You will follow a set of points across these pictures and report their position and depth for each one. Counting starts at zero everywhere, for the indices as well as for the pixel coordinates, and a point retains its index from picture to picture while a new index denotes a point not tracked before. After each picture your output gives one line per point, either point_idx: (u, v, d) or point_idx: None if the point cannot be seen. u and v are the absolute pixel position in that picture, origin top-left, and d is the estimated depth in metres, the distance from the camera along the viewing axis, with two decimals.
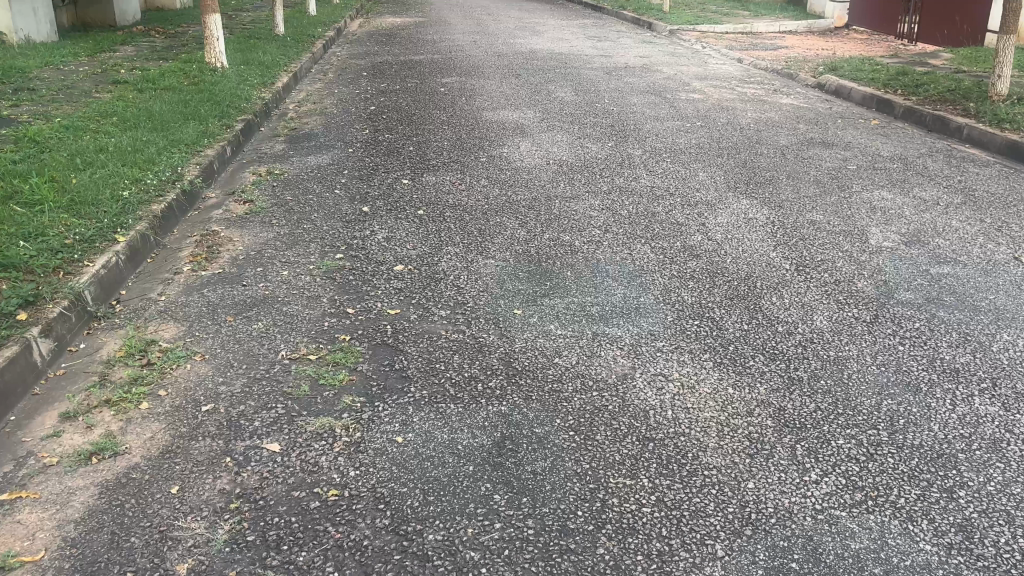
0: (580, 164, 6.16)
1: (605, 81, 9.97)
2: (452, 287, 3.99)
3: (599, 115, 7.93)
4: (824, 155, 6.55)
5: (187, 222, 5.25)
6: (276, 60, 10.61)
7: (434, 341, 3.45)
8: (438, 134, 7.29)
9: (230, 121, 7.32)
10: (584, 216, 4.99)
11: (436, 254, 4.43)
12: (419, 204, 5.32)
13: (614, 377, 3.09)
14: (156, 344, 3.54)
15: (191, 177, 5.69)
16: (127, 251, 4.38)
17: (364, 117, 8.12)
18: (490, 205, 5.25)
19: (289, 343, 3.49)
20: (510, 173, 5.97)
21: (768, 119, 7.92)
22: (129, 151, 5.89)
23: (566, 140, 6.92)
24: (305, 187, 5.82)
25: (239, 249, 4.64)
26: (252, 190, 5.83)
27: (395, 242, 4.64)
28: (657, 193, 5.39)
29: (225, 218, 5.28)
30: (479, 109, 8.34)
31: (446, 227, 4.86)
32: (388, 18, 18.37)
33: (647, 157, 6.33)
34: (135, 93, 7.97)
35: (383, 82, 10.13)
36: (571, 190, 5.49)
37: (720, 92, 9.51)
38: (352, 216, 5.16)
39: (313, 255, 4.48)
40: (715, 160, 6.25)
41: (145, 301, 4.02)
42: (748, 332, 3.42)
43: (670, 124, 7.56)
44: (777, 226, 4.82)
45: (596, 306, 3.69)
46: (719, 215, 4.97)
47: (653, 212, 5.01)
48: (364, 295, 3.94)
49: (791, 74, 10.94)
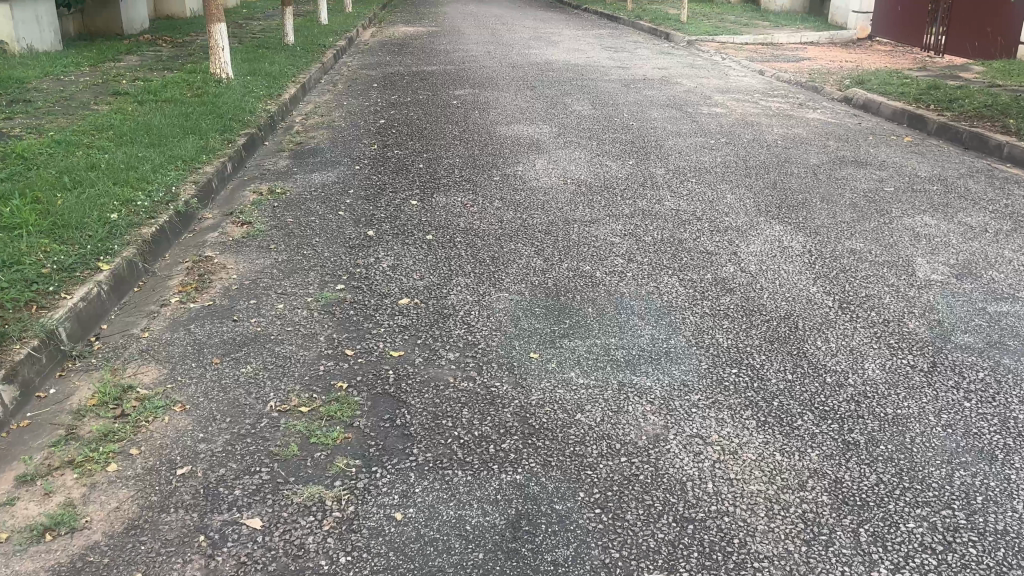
0: (600, 184, 5.80)
1: (623, 95, 9.61)
2: (462, 324, 3.63)
3: (618, 130, 7.57)
4: (858, 174, 6.17)
5: (181, 246, 4.93)
6: (284, 70, 10.32)
7: (440, 390, 3.09)
8: (449, 151, 6.95)
9: (232, 136, 7.01)
10: (605, 243, 4.62)
11: (445, 285, 4.08)
12: (427, 228, 4.97)
13: (645, 439, 2.71)
14: (134, 390, 3.20)
15: (187, 197, 5.37)
16: (111, 281, 4.06)
17: (373, 130, 7.80)
18: (504, 229, 4.89)
19: (280, 391, 3.14)
20: (525, 194, 5.61)
21: (796, 136, 7.55)
22: (122, 168, 5.58)
23: (584, 158, 6.57)
24: (308, 208, 5.48)
25: (233, 278, 4.31)
26: (251, 211, 5.50)
27: (401, 272, 4.29)
28: (683, 217, 5.02)
29: (221, 242, 4.96)
30: (493, 123, 7.99)
31: (457, 255, 4.51)
32: (401, 28, 18.10)
33: (671, 177, 5.98)
34: (135, 105, 7.67)
35: (394, 94, 9.80)
36: (590, 213, 5.13)
37: (743, 106, 9.14)
38: (355, 241, 4.81)
39: (312, 287, 4.14)
40: (743, 181, 5.88)
41: (126, 338, 3.68)
42: (793, 383, 3.05)
43: (693, 141, 7.19)
44: (815, 255, 4.44)
45: (621, 350, 3.32)
46: (751, 242, 4.60)
47: (679, 239, 4.65)
48: (365, 334, 3.59)
49: (815, 87, 10.57)
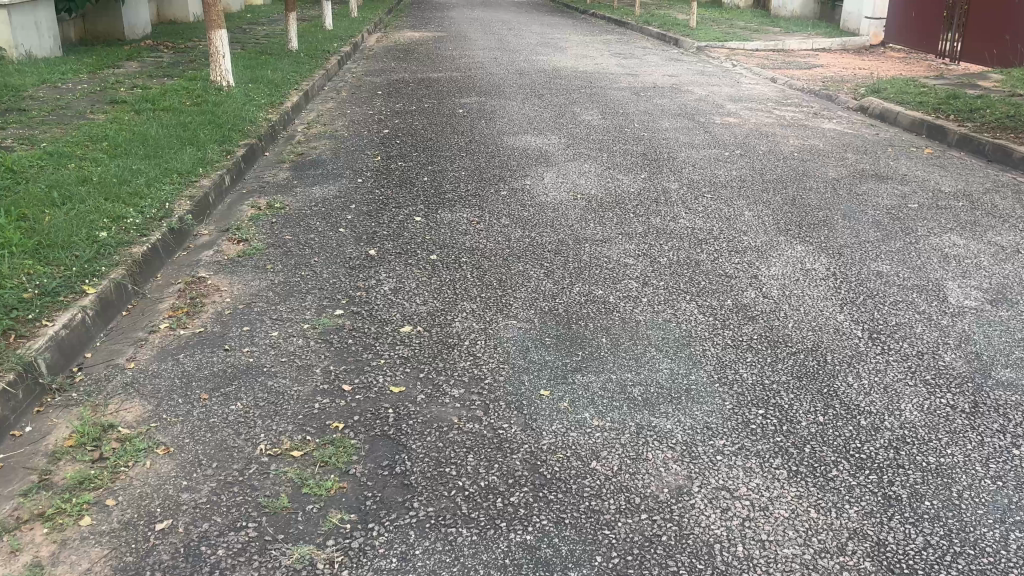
0: (611, 200, 5.58)
1: (634, 103, 9.40)
2: (467, 356, 3.40)
3: (629, 141, 7.35)
4: (879, 189, 5.94)
5: (173, 265, 4.72)
6: (287, 77, 10.12)
7: (444, 432, 2.86)
8: (455, 163, 6.73)
9: (231, 147, 6.80)
10: (618, 264, 4.40)
11: (450, 311, 3.85)
12: (431, 247, 4.75)
13: (666, 493, 2.48)
14: (115, 429, 2.98)
15: (182, 213, 5.16)
16: (96, 306, 3.84)
17: (376, 141, 7.58)
18: (512, 249, 4.66)
19: (271, 432, 2.92)
20: (533, 210, 5.39)
21: (813, 148, 7.32)
22: (115, 183, 5.37)
23: (595, 171, 6.34)
24: (307, 224, 5.26)
25: (226, 302, 4.09)
26: (248, 227, 5.29)
27: (403, 296, 4.07)
28: (699, 236, 4.80)
29: (215, 262, 4.74)
30: (500, 133, 7.78)
31: (462, 277, 4.28)
32: (407, 33, 17.92)
33: (685, 192, 5.75)
34: (132, 114, 7.47)
35: (398, 102, 9.60)
36: (602, 231, 4.91)
37: (756, 115, 8.92)
38: (355, 261, 4.59)
39: (309, 312, 3.92)
40: (760, 196, 5.66)
41: (111, 369, 3.47)
42: (825, 427, 2.81)
43: (707, 153, 6.97)
44: (840, 279, 4.21)
45: (638, 387, 3.08)
46: (772, 264, 4.37)
47: (696, 260, 4.42)
48: (365, 367, 3.36)
49: (830, 95, 10.35)
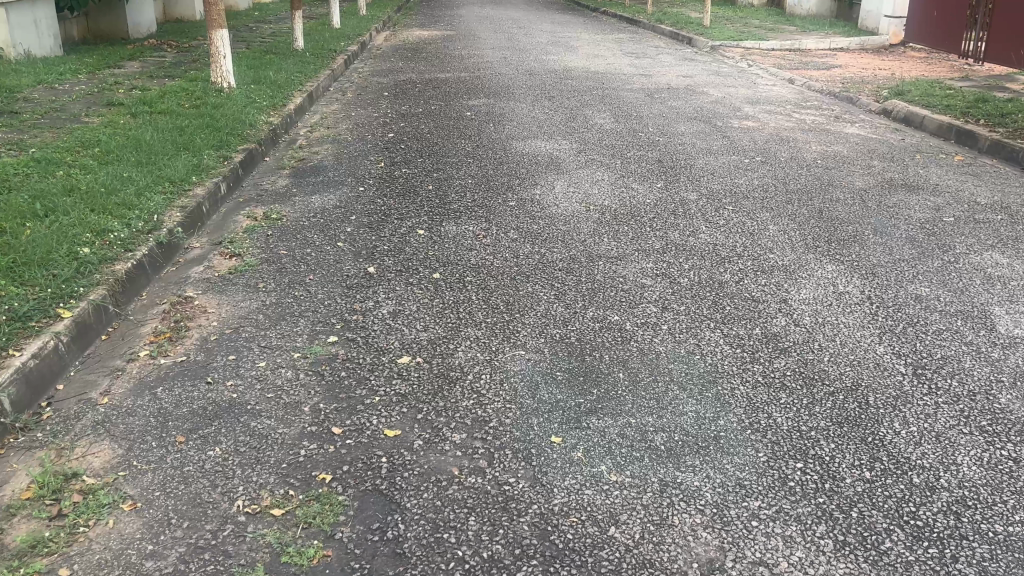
0: (626, 212, 5.26)
1: (648, 106, 9.07)
2: (471, 393, 3.09)
3: (645, 147, 7.03)
4: (910, 201, 5.60)
5: (160, 282, 4.43)
6: (291, 78, 9.83)
7: (443, 486, 2.55)
8: (461, 170, 6.42)
9: (229, 152, 6.51)
10: (635, 285, 4.08)
11: (453, 339, 3.55)
12: (435, 264, 4.45)
13: (696, 570, 2.19)
14: (79, 478, 2.67)
15: (172, 225, 4.87)
16: (72, 331, 3.55)
17: (380, 146, 7.28)
18: (520, 267, 4.36)
19: (250, 485, 2.61)
20: (544, 222, 5.09)
21: (837, 154, 6.98)
22: (102, 192, 5.08)
23: (608, 180, 6.03)
24: (304, 238, 4.96)
25: (213, 326, 3.79)
26: (242, 240, 4.99)
27: (404, 320, 3.76)
28: (722, 253, 4.48)
29: (205, 279, 4.45)
30: (509, 138, 7.46)
31: (467, 299, 3.97)
32: (415, 31, 17.61)
33: (705, 203, 5.43)
34: (128, 117, 7.18)
35: (405, 104, 9.30)
36: (616, 247, 4.59)
37: (775, 119, 8.59)
38: (353, 280, 4.28)
39: (301, 338, 3.62)
40: (784, 209, 5.34)
41: (83, 404, 3.17)
42: (872, 486, 2.52)
43: (726, 160, 6.64)
44: (876, 304, 3.89)
45: (661, 435, 2.78)
46: (802, 286, 4.06)
47: (719, 281, 4.11)
48: (358, 405, 3.06)
49: (851, 97, 10.00)
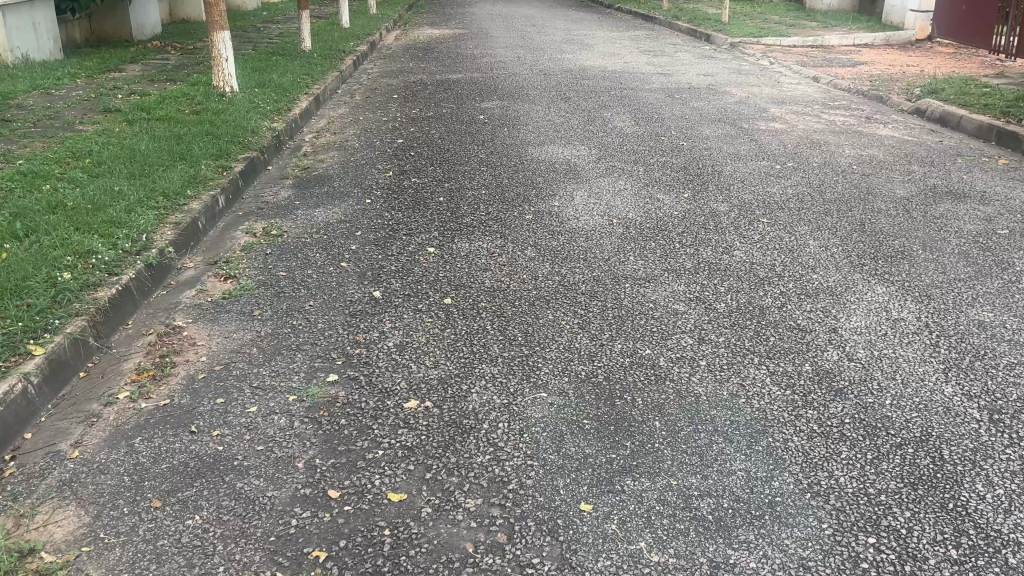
0: (652, 225, 4.88)
1: (669, 107, 8.69)
2: (488, 446, 2.72)
3: (668, 152, 6.65)
4: (958, 211, 5.20)
5: (148, 309, 4.08)
6: (297, 81, 9.49)
7: (456, 569, 2.18)
8: (474, 179, 6.06)
9: (228, 162, 6.16)
10: (667, 312, 3.70)
11: (466, 377, 3.18)
12: (446, 287, 4.08)
13: None
14: (36, 555, 2.31)
15: (163, 243, 4.53)
16: (44, 371, 3.20)
17: (389, 153, 6.93)
18: (540, 290, 3.98)
19: (231, 565, 2.25)
20: (564, 238, 4.72)
21: (872, 158, 6.58)
22: (89, 208, 4.74)
23: (631, 189, 5.65)
24: (305, 257, 4.60)
25: (201, 362, 3.44)
26: (239, 261, 4.65)
27: (412, 354, 3.40)
28: (760, 273, 4.10)
29: (197, 305, 4.10)
30: (524, 143, 7.10)
31: (481, 329, 3.60)
32: (427, 30, 17.28)
33: (737, 215, 5.05)
34: (124, 125, 6.85)
35: (415, 107, 8.94)
36: (644, 267, 4.22)
37: (804, 120, 8.19)
38: (357, 306, 3.92)
39: (298, 378, 3.26)
40: (822, 222, 4.95)
41: (51, 457, 2.82)
42: (961, 569, 2.14)
43: (755, 166, 6.25)
44: (936, 333, 3.50)
45: (708, 502, 2.41)
46: (851, 313, 3.67)
47: (760, 307, 3.72)
48: (359, 460, 2.69)
49: (880, 96, 9.59)
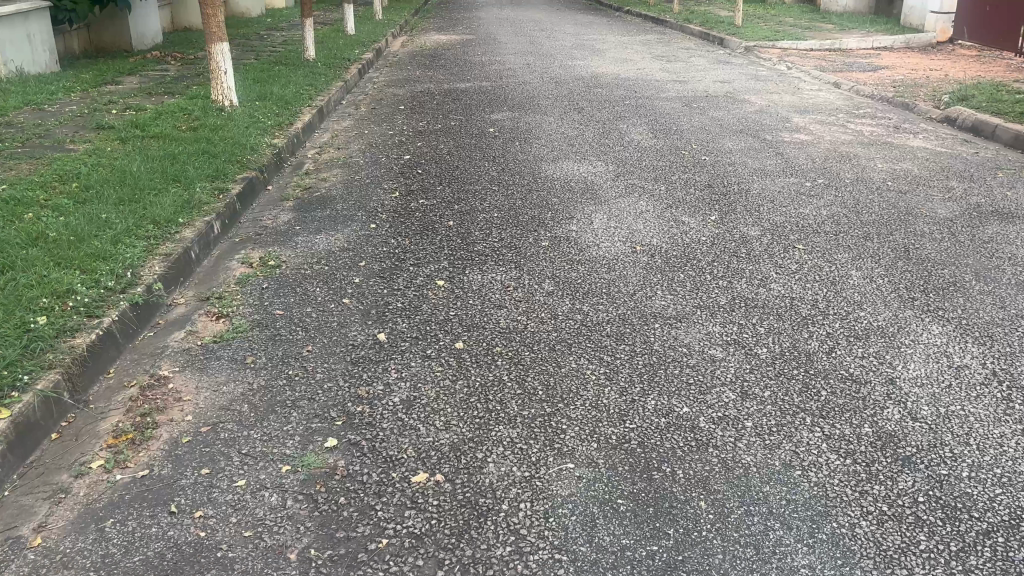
0: (679, 253, 4.52)
1: (688, 117, 8.34)
2: (508, 534, 2.36)
3: (690, 168, 6.30)
4: (1008, 232, 4.82)
5: (133, 355, 3.74)
6: (300, 92, 9.15)
7: None
8: (486, 200, 5.70)
9: (225, 183, 5.82)
10: (703, 358, 3.33)
11: (482, 442, 2.81)
12: (457, 328, 3.72)
13: None
14: None
15: (151, 279, 4.19)
16: (9, 437, 2.85)
17: (395, 171, 6.58)
18: (560, 332, 3.62)
19: None
20: (584, 269, 4.37)
21: (907, 173, 6.21)
22: (72, 240, 4.40)
23: (653, 211, 5.29)
24: (304, 292, 4.25)
25: (187, 423, 3.09)
26: (233, 296, 4.30)
27: (420, 412, 3.03)
28: (802, 312, 3.74)
29: (186, 349, 3.75)
30: (538, 159, 6.74)
31: (497, 380, 3.24)
32: (434, 36, 16.95)
33: (770, 242, 4.69)
34: (116, 143, 6.52)
35: (422, 119, 8.60)
36: (674, 303, 3.86)
37: (829, 131, 7.83)
38: (360, 351, 3.56)
39: (293, 445, 2.90)
40: (862, 249, 4.58)
41: (10, 545, 2.46)
42: None
43: (785, 184, 5.89)
44: (1007, 381, 3.11)
45: None
46: (909, 359, 3.30)
47: (806, 353, 3.36)
48: (360, 553, 2.33)
49: (906, 103, 9.22)
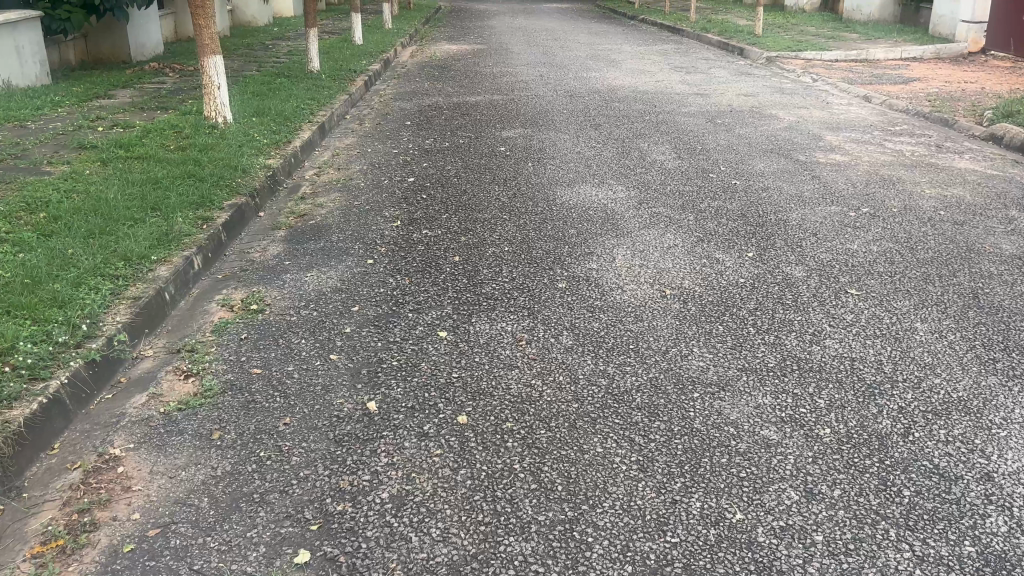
0: (715, 299, 3.97)
1: (713, 135, 7.79)
2: None
3: (720, 194, 5.75)
4: None
5: (83, 425, 3.20)
6: (301, 106, 8.65)
7: None
8: (497, 231, 5.17)
9: (210, 212, 5.31)
10: (756, 443, 2.79)
11: (490, 563, 2.27)
12: (462, 395, 3.18)
13: None
14: None
15: (114, 330, 3.66)
16: None
17: (397, 195, 6.05)
18: (583, 403, 3.07)
19: None
20: (608, 317, 3.82)
21: (961, 201, 5.64)
22: (27, 283, 3.88)
23: (682, 246, 4.74)
24: (288, 345, 3.71)
25: (133, 525, 2.54)
26: (208, 349, 3.77)
27: (415, 515, 2.49)
28: (866, 380, 3.19)
29: (146, 418, 3.21)
30: (553, 182, 6.21)
31: (508, 469, 2.69)
32: (445, 46, 16.43)
33: (818, 285, 4.13)
34: (95, 165, 6.02)
35: (429, 136, 8.08)
36: (715, 366, 3.31)
37: (867, 150, 7.26)
38: (346, 424, 3.02)
39: (258, 560, 2.35)
40: (925, 294, 4.02)
41: None
42: None
43: (827, 213, 5.33)
44: None
45: None
46: (1006, 445, 2.74)
47: (878, 437, 2.81)
48: None
49: (945, 119, 8.64)
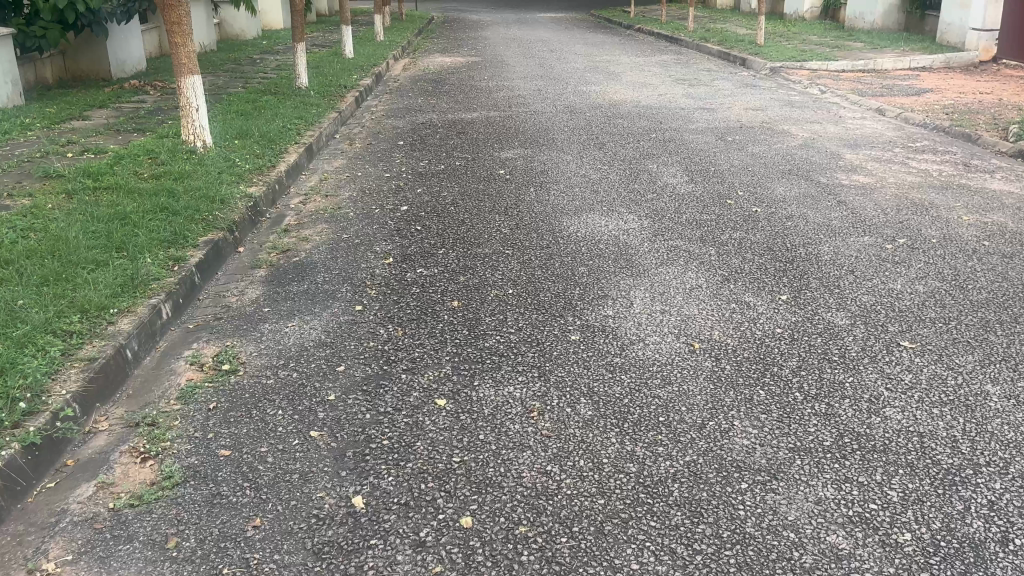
0: (751, 355, 3.49)
1: (725, 154, 7.33)
2: None
3: (741, 224, 5.27)
4: None
5: (17, 526, 2.69)
6: (287, 126, 8.15)
7: None
8: (498, 269, 4.68)
9: (182, 250, 4.81)
10: (825, 556, 2.30)
11: None
12: (465, 487, 2.68)
13: None
14: None
15: (61, 403, 3.15)
16: None
17: (389, 227, 5.56)
18: (611, 499, 2.57)
19: None
20: (631, 379, 3.33)
21: (1005, 229, 5.17)
22: None
23: (706, 287, 4.26)
24: (264, 418, 3.21)
25: None
26: (170, 422, 3.26)
27: None
28: (943, 463, 2.70)
29: (92, 517, 2.70)
30: (558, 211, 5.72)
31: None
32: (438, 58, 15.98)
33: (867, 336, 3.65)
34: (59, 198, 5.52)
35: (424, 157, 7.60)
36: (762, 446, 2.82)
37: (892, 170, 6.79)
38: (328, 529, 2.52)
39: None
40: (989, 347, 3.53)
41: None
42: None
43: (861, 245, 4.86)
44: None
45: None
46: None
47: (971, 545, 2.32)
48: None
49: (967, 134, 8.18)
